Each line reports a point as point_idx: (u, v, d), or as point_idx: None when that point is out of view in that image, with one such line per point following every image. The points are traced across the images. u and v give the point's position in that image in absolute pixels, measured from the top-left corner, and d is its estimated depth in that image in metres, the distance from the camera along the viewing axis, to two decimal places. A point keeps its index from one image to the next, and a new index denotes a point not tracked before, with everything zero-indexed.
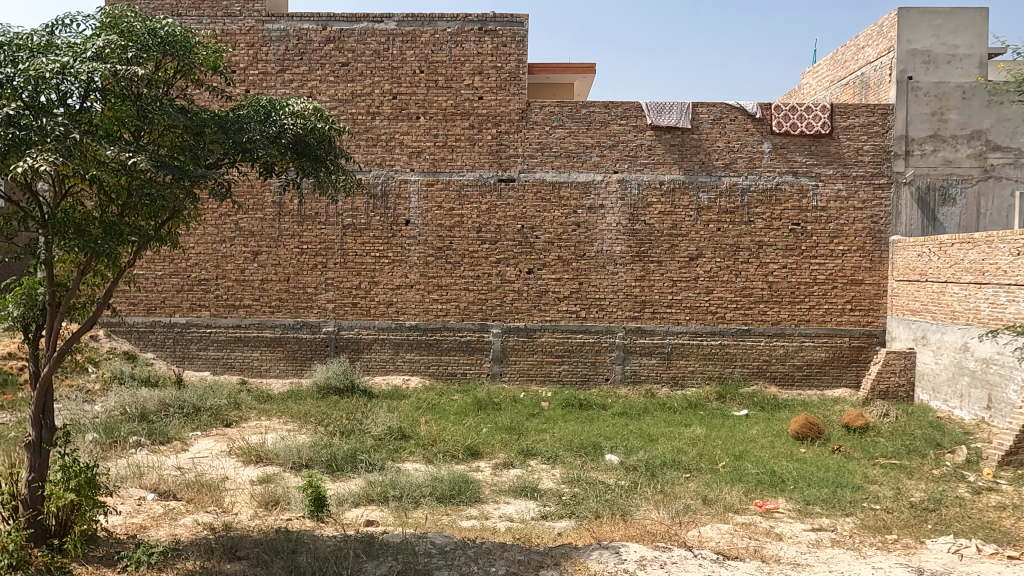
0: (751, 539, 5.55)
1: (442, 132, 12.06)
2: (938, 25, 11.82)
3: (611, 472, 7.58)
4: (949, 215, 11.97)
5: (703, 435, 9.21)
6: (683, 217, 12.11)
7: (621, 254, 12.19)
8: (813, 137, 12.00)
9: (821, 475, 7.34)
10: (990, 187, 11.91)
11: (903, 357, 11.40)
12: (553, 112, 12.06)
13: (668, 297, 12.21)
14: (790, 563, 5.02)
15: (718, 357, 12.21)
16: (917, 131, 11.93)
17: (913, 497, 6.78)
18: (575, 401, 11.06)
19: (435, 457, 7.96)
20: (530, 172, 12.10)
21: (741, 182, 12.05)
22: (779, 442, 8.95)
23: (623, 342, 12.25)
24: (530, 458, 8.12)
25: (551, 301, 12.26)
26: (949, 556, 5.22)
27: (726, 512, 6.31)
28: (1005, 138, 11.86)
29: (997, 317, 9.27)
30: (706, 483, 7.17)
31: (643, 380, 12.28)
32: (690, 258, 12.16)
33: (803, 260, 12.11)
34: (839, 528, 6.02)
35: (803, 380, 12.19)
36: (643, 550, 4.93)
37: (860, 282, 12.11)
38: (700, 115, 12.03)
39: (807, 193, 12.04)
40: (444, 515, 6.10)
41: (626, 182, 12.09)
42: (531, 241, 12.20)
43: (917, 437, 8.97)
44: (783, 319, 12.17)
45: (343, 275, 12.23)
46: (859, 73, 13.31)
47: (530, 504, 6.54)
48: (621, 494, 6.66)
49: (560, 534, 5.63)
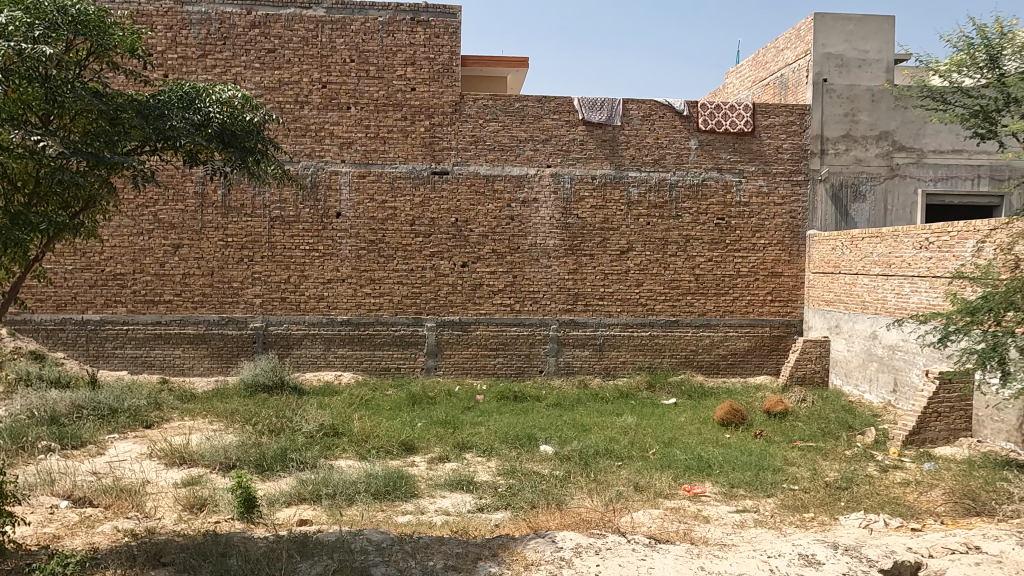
0: (680, 522, 5.76)
1: (373, 123, 11.84)
2: (851, 31, 12.56)
3: (546, 462, 7.70)
4: (860, 211, 12.70)
5: (634, 424, 9.47)
6: (614, 211, 12.37)
7: (554, 247, 12.34)
8: (736, 135, 12.49)
9: (744, 459, 7.70)
10: (896, 185, 12.70)
11: (818, 345, 12.03)
12: (486, 105, 12.03)
13: (600, 290, 12.45)
14: (716, 543, 5.20)
15: (647, 347, 12.56)
16: (831, 131, 12.59)
17: (827, 477, 7.21)
18: (509, 394, 11.15)
19: (368, 453, 7.84)
20: (464, 165, 12.06)
21: (669, 177, 12.40)
22: (706, 429, 9.31)
23: (557, 334, 12.42)
24: (465, 452, 8.14)
25: (485, 294, 12.27)
26: (860, 531, 5.56)
27: (657, 498, 6.53)
28: (909, 139, 12.67)
29: (901, 307, 9.94)
30: (637, 470, 7.39)
31: (576, 371, 12.48)
32: (621, 251, 12.44)
33: (727, 253, 12.60)
34: (761, 509, 6.33)
35: (727, 369, 12.71)
36: (578, 537, 4.94)
37: (779, 274, 12.71)
38: (629, 111, 12.29)
39: (730, 189, 12.52)
40: (379, 512, 6.03)
41: (559, 176, 12.24)
42: (465, 235, 12.17)
43: (831, 420, 9.55)
44: (709, 310, 12.63)
45: (271, 269, 11.85)
46: (778, 75, 13.91)
47: (466, 497, 6.57)
48: (555, 484, 6.77)
49: (497, 526, 5.67)
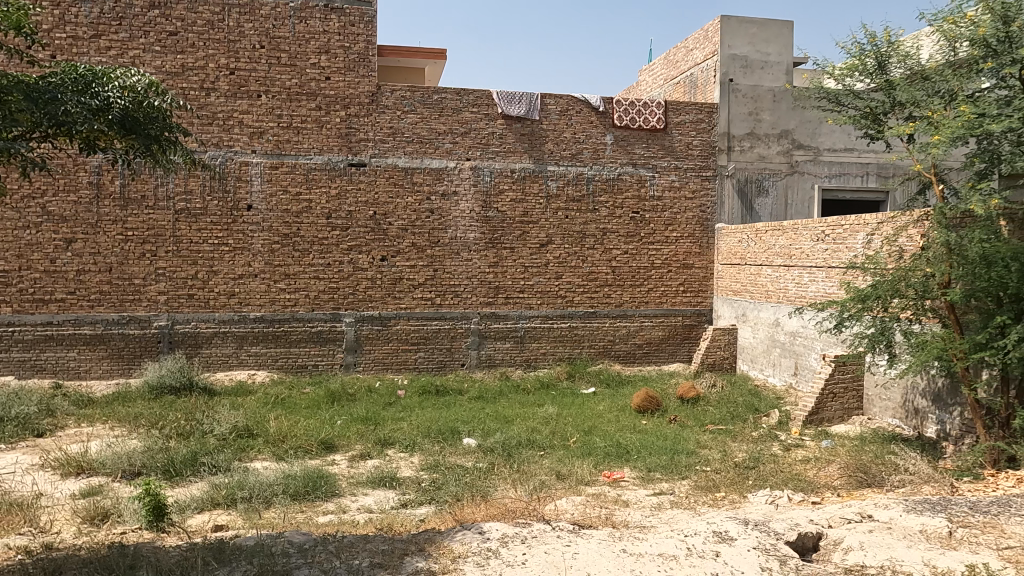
0: (602, 508, 5.92)
1: (286, 112, 11.42)
2: (753, 34, 13.26)
3: (469, 455, 7.72)
4: (763, 205, 13.41)
5: (555, 414, 9.64)
6: (533, 204, 12.50)
7: (475, 240, 12.34)
8: (649, 131, 12.90)
9: (660, 444, 8.01)
10: (795, 181, 13.49)
11: (726, 333, 12.64)
12: (403, 97, 11.85)
13: (521, 283, 12.57)
14: (636, 526, 5.35)
15: (567, 338, 12.81)
16: (737, 129, 13.21)
17: (736, 457, 7.62)
18: (431, 388, 11.09)
19: (285, 453, 7.61)
20: (382, 157, 11.84)
21: (586, 171, 12.67)
22: (623, 416, 9.62)
23: (478, 328, 12.45)
24: (387, 448, 8.05)
25: (405, 288, 12.12)
26: (767, 506, 5.90)
27: (579, 485, 6.70)
28: (807, 137, 13.48)
29: (801, 295, 10.60)
30: (559, 459, 7.54)
31: (497, 364, 12.57)
32: (540, 243, 12.60)
33: (642, 245, 13.02)
34: (676, 491, 6.61)
35: (643, 357, 13.15)
36: (505, 527, 4.98)
37: (691, 266, 13.26)
38: (547, 106, 12.43)
39: (644, 184, 12.92)
40: (299, 513, 5.87)
41: (478, 169, 12.23)
42: (384, 228, 11.97)
43: (739, 404, 10.09)
44: (626, 301, 13.02)
45: (176, 265, 11.24)
46: (688, 74, 14.45)
47: (389, 493, 6.50)
48: (479, 476, 6.81)
49: (423, 520, 5.64)
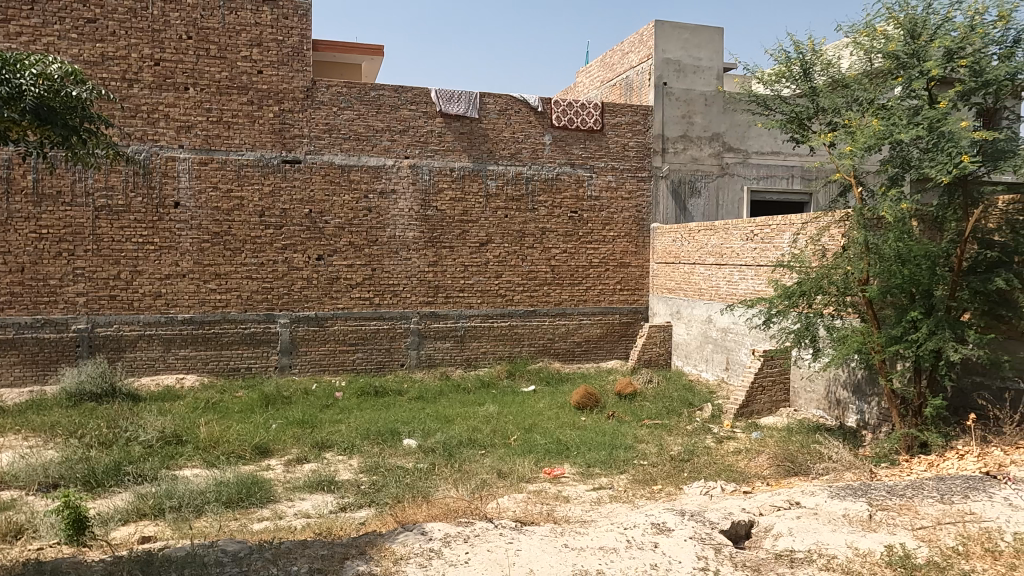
0: (543, 504, 5.96)
1: (215, 106, 11.00)
2: (686, 39, 13.66)
3: (409, 456, 7.66)
4: (696, 205, 13.83)
5: (495, 412, 9.67)
6: (472, 203, 12.49)
7: (413, 239, 12.22)
8: (587, 132, 13.09)
9: (599, 439, 8.16)
10: (726, 182, 13.96)
11: (662, 330, 12.98)
12: (340, 93, 11.61)
13: (461, 282, 12.54)
14: (577, 520, 5.41)
15: (507, 337, 12.86)
16: (671, 131, 13.57)
17: (672, 451, 7.83)
18: (370, 389, 10.92)
19: (217, 460, 7.33)
20: (317, 154, 11.57)
21: (525, 171, 12.74)
22: (563, 413, 9.74)
23: (418, 327, 12.35)
24: (325, 451, 7.88)
25: (343, 288, 11.89)
26: (702, 497, 6.09)
27: (519, 482, 6.74)
28: (737, 140, 13.97)
29: (732, 293, 10.99)
30: (500, 457, 7.57)
31: (437, 363, 12.51)
32: (480, 242, 12.60)
33: (580, 244, 13.20)
34: (615, 485, 6.74)
35: (581, 355, 13.34)
36: (447, 527, 4.95)
37: (627, 265, 13.54)
38: (486, 105, 12.43)
39: (582, 183, 13.11)
40: (232, 521, 5.67)
41: (417, 167, 12.12)
42: (320, 227, 11.70)
43: (674, 398, 10.37)
44: (565, 299, 13.18)
45: (97, 265, 10.66)
46: (624, 77, 14.75)
47: (327, 497, 6.37)
48: (419, 477, 6.76)
49: (363, 523, 5.55)
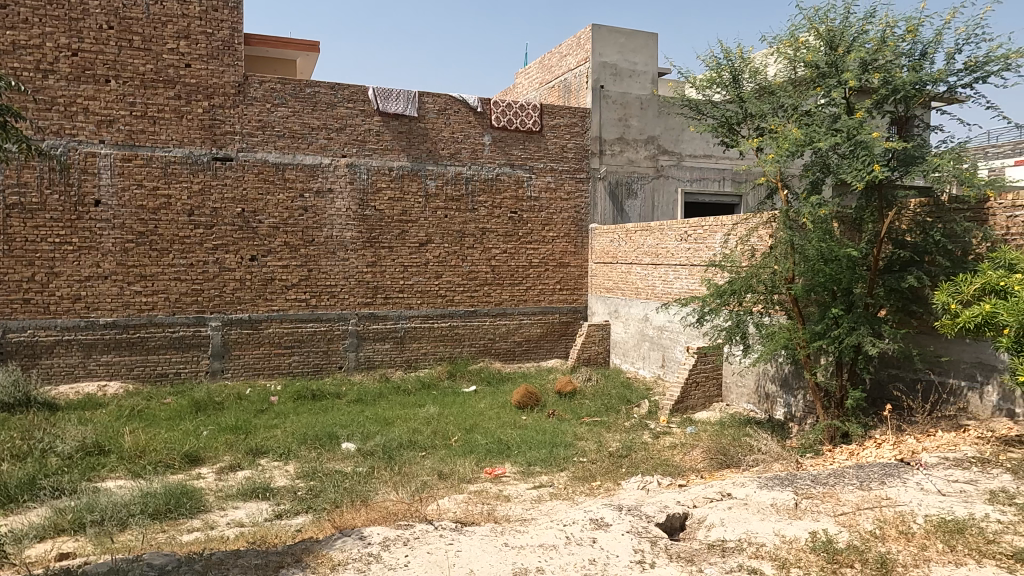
0: (483, 504, 5.97)
1: (140, 100, 10.52)
2: (622, 44, 13.94)
3: (348, 460, 7.52)
4: (632, 207, 14.14)
5: (436, 413, 9.61)
6: (412, 203, 12.38)
7: (351, 239, 12.01)
8: (526, 133, 13.18)
9: (539, 438, 8.23)
10: (661, 184, 14.32)
11: (600, 329, 13.20)
12: (273, 89, 11.29)
13: (400, 282, 12.41)
14: (518, 518, 5.43)
15: (447, 338, 12.82)
16: (608, 134, 13.82)
17: (610, 447, 7.98)
18: (307, 393, 10.67)
19: (143, 470, 7.02)
20: (249, 152, 11.22)
21: (465, 171, 12.72)
22: (504, 413, 9.77)
23: (356, 329, 12.15)
24: (260, 457, 7.66)
25: (278, 289, 11.57)
26: (639, 491, 6.23)
27: (460, 483, 6.73)
28: (671, 144, 14.35)
29: (667, 291, 11.29)
30: (440, 458, 7.54)
31: (377, 365, 12.34)
32: (419, 243, 12.50)
33: (520, 245, 13.28)
34: (555, 482, 6.83)
35: (522, 354, 13.43)
36: (386, 531, 4.88)
37: (567, 265, 13.71)
38: (425, 104, 12.34)
39: (521, 184, 13.19)
40: (159, 533, 5.44)
41: (354, 166, 11.92)
42: (253, 226, 11.35)
43: (613, 396, 10.58)
44: (505, 300, 13.23)
45: (8, 266, 10.01)
46: (562, 79, 14.92)
47: (261, 504, 6.19)
48: (359, 481, 6.66)
49: (299, 530, 5.42)
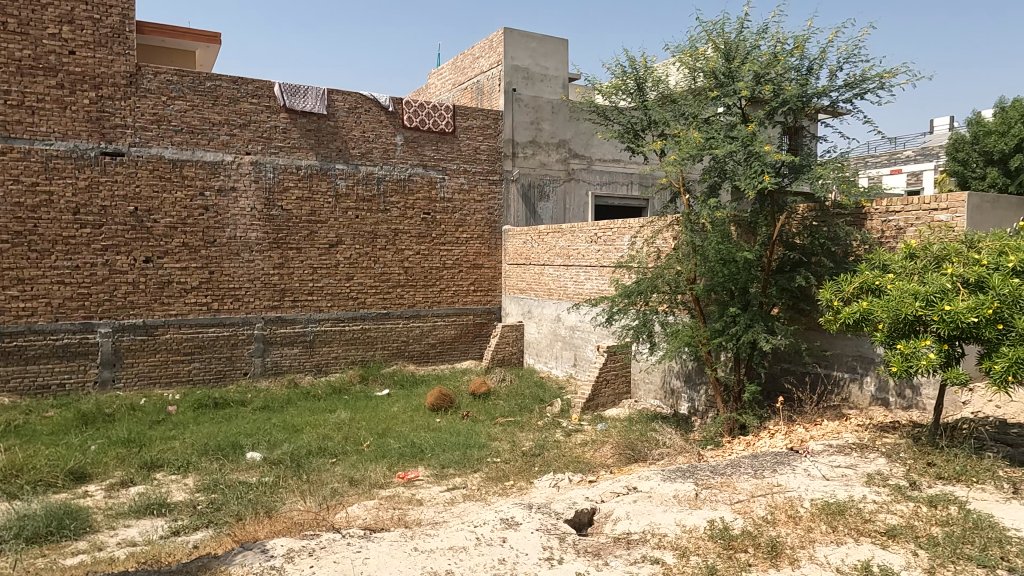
0: (394, 509, 5.88)
1: (16, 88, 9.68)
2: (533, 48, 14.15)
3: (253, 470, 7.22)
4: (545, 209, 14.37)
5: (347, 418, 9.38)
6: (321, 203, 12.05)
7: (257, 240, 11.54)
8: (439, 134, 13.11)
9: (453, 440, 8.22)
10: (572, 187, 14.62)
11: (514, 330, 13.33)
12: (170, 81, 10.68)
13: (309, 285, 12.04)
14: (429, 522, 5.38)
15: (359, 341, 12.56)
16: (520, 136, 13.97)
17: (524, 446, 8.07)
18: (208, 401, 10.15)
19: (21, 490, 6.46)
20: (143, 147, 10.56)
21: (376, 171, 12.51)
22: (418, 416, 9.67)
23: (263, 333, 11.69)
24: (156, 471, 7.23)
25: (176, 293, 10.95)
26: (551, 489, 6.33)
27: (372, 489, 6.61)
28: (581, 148, 14.68)
29: (578, 292, 11.54)
30: (351, 464, 7.38)
31: (284, 371, 11.93)
32: (329, 244, 12.18)
33: (433, 246, 13.20)
34: (469, 484, 6.83)
35: (436, 356, 13.37)
36: (290, 542, 4.72)
37: (480, 266, 13.76)
38: (335, 102, 12.04)
39: (434, 185, 13.11)
40: (38, 558, 5.02)
41: (259, 164, 11.46)
42: (148, 226, 10.69)
43: (526, 395, 10.71)
44: (418, 301, 13.12)
45: None
46: (475, 81, 14.96)
47: (156, 521, 5.84)
48: (264, 491, 6.41)
49: (197, 546, 5.15)
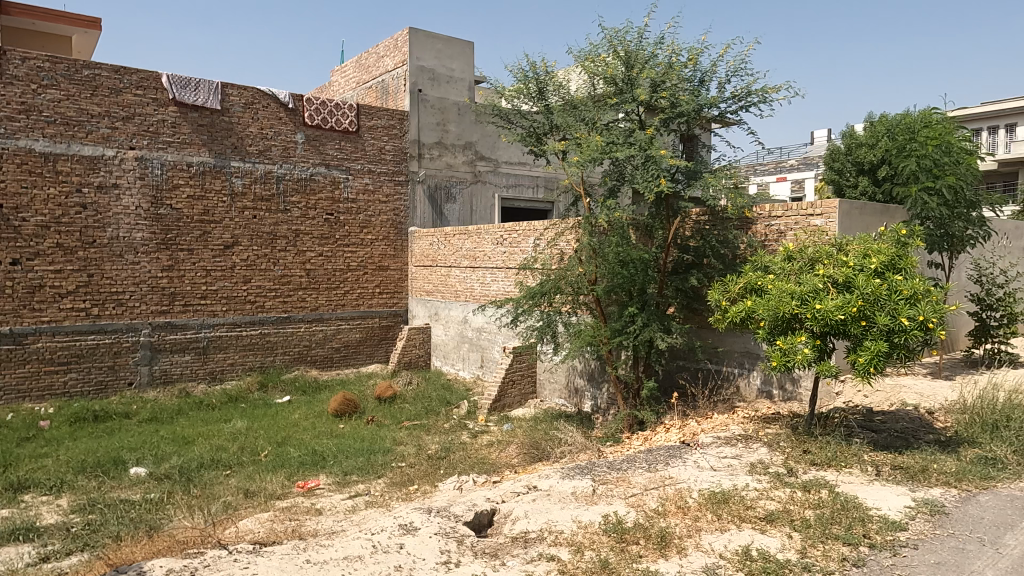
0: (291, 520, 5.67)
1: None
2: (439, 49, 14.08)
3: (136, 487, 6.75)
4: (451, 210, 14.35)
5: (244, 428, 8.97)
6: (215, 202, 11.46)
7: (143, 241, 10.83)
8: (342, 133, 12.79)
9: (356, 446, 8.04)
10: (479, 189, 14.67)
11: (421, 332, 13.22)
12: (41, 67, 9.83)
13: (202, 288, 11.42)
14: (326, 532, 5.22)
15: (258, 347, 12.04)
16: (427, 137, 13.87)
17: (429, 450, 8.01)
18: (87, 415, 9.41)
19: None
20: (9, 139, 9.66)
21: (276, 169, 12.05)
22: (320, 423, 9.38)
23: (150, 340, 10.96)
24: (23, 493, 6.62)
25: (49, 298, 10.08)
26: (454, 491, 6.31)
27: (268, 500, 6.34)
28: (488, 150, 14.77)
29: (485, 293, 11.59)
30: (247, 475, 7.06)
31: (175, 380, 11.24)
32: (224, 245, 11.61)
33: (337, 248, 12.86)
34: (371, 490, 6.69)
35: (340, 361, 13.03)
36: (170, 562, 4.42)
37: (386, 268, 13.55)
38: (229, 96, 11.50)
39: (338, 185, 12.78)
40: None
41: (145, 160, 10.76)
42: (15, 225, 9.79)
43: (433, 398, 10.64)
44: (321, 304, 12.74)
45: None
46: (379, 80, 14.70)
47: (22, 548, 5.34)
48: (148, 509, 6.02)
49: (67, 573, 4.75)
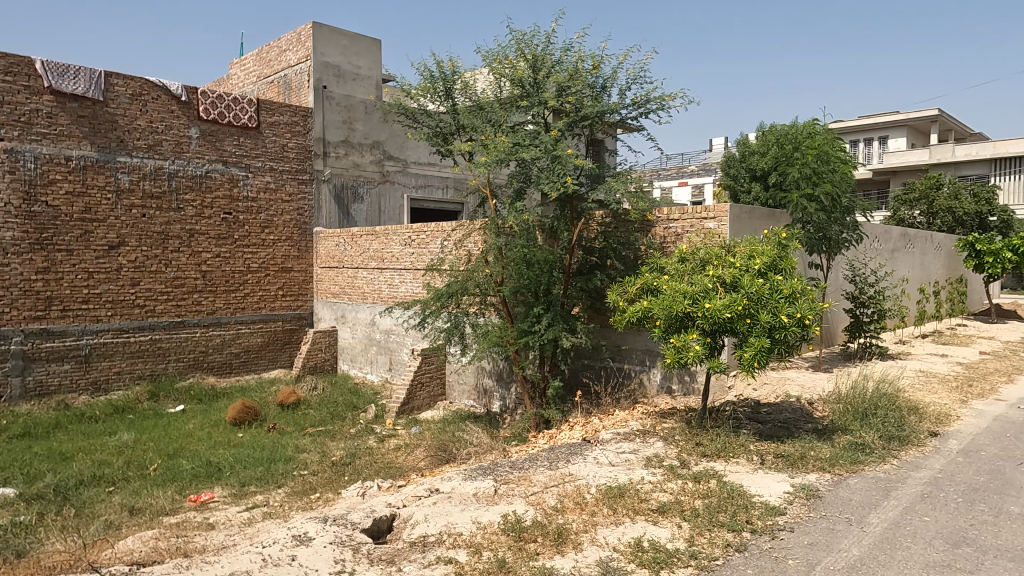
0: (178, 537, 5.36)
1: None
2: (345, 46, 13.75)
3: (2, 510, 6.16)
4: (359, 211, 14.05)
5: (131, 440, 8.40)
6: (98, 199, 10.68)
7: (13, 241, 9.92)
8: (240, 128, 12.24)
9: (256, 455, 7.71)
10: (387, 189, 14.45)
11: (327, 335, 12.86)
12: None
13: (83, 292, 10.61)
14: (216, 547, 4.97)
15: (147, 353, 11.31)
16: (332, 136, 13.51)
17: (333, 456, 7.79)
18: None
19: None
20: None
21: (167, 166, 11.37)
22: (216, 432, 8.92)
23: (22, 349, 10.04)
24: None
25: None
26: (357, 497, 6.17)
27: (155, 517, 5.96)
28: (396, 150, 14.57)
29: (393, 295, 11.42)
30: (133, 492, 6.61)
31: (51, 392, 10.36)
32: (109, 245, 10.84)
33: (236, 248, 12.30)
34: (270, 501, 6.42)
35: (240, 366, 12.46)
36: None
37: (289, 270, 13.09)
38: (114, 86, 10.74)
39: (237, 183, 12.22)
40: None
41: (15, 153, 9.86)
42: None
43: (339, 403, 10.37)
44: (219, 308, 12.14)
45: None
46: (281, 75, 14.17)
47: None
48: (15, 534, 5.50)
49: None
